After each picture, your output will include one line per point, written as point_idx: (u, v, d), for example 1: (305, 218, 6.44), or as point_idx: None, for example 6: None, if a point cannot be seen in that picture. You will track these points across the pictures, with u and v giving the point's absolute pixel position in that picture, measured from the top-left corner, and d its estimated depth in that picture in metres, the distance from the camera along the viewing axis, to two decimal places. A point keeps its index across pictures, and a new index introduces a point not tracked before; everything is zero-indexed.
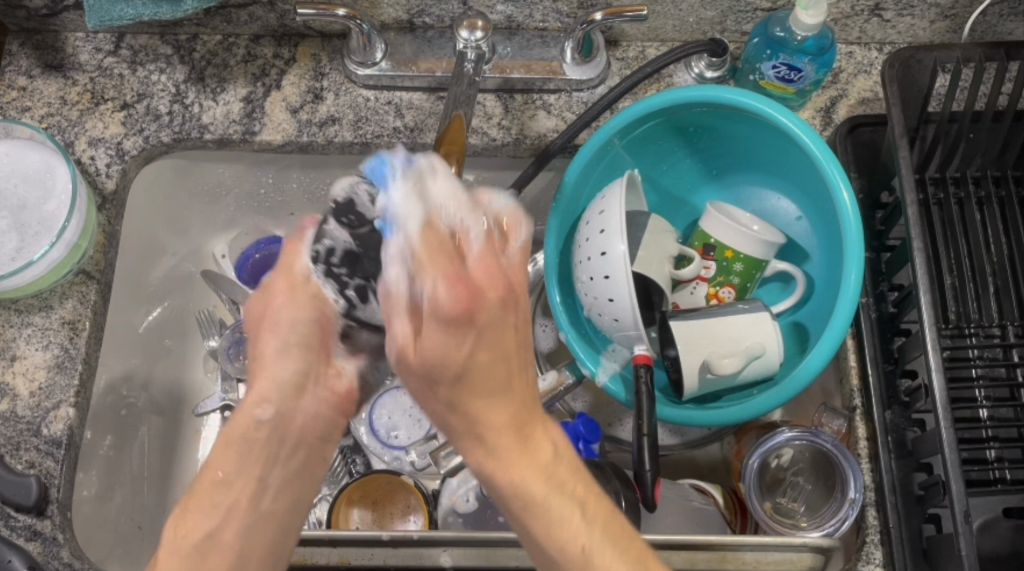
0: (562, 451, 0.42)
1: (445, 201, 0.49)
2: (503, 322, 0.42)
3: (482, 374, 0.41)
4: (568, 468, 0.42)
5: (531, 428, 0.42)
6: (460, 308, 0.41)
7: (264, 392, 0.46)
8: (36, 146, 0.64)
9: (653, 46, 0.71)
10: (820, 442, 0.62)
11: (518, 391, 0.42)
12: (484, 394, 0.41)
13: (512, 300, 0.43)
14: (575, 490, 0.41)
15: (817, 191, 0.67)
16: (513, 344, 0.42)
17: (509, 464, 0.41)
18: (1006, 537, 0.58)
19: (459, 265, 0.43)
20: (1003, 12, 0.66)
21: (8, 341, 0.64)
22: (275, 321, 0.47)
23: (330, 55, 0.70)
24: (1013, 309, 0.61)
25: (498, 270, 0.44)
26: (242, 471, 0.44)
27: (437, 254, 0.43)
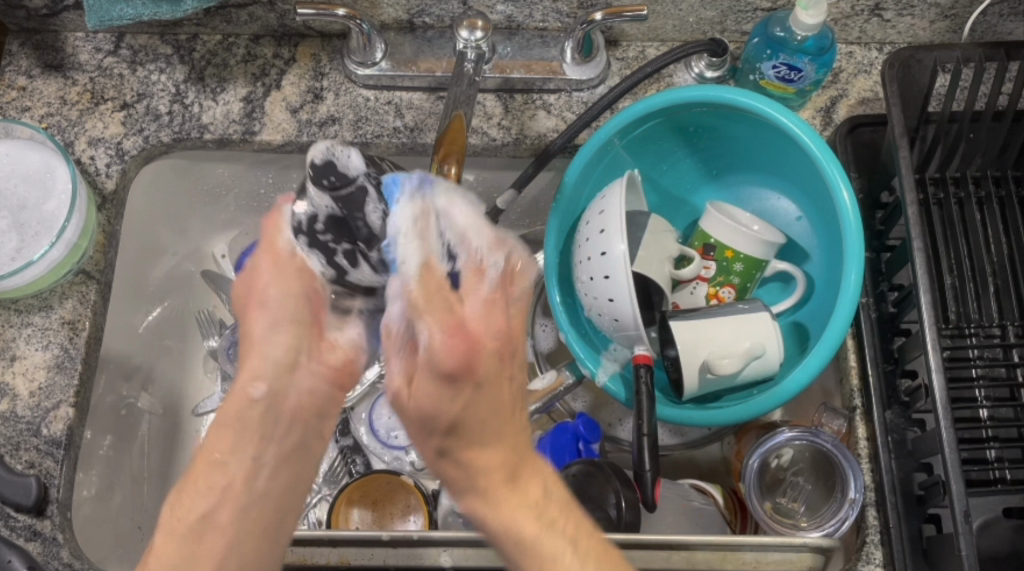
0: (552, 488, 0.43)
1: (464, 231, 0.50)
2: (499, 381, 0.44)
3: (476, 425, 0.43)
4: (560, 512, 0.42)
5: (521, 462, 0.43)
6: (456, 361, 0.43)
7: (256, 368, 0.49)
8: (36, 146, 0.64)
9: (654, 46, 0.71)
10: (820, 442, 0.62)
11: (512, 431, 0.44)
12: (475, 444, 0.42)
13: (507, 354, 0.45)
14: (566, 524, 0.41)
15: (817, 191, 0.67)
16: (509, 404, 0.44)
17: (500, 506, 0.41)
18: (1006, 537, 0.58)
19: (449, 307, 0.45)
20: (1004, 12, 0.66)
21: (8, 341, 0.64)
22: (259, 299, 0.50)
23: (330, 55, 0.70)
24: (1013, 309, 0.61)
25: (506, 327, 0.45)
26: (239, 447, 0.47)
27: (436, 298, 0.46)
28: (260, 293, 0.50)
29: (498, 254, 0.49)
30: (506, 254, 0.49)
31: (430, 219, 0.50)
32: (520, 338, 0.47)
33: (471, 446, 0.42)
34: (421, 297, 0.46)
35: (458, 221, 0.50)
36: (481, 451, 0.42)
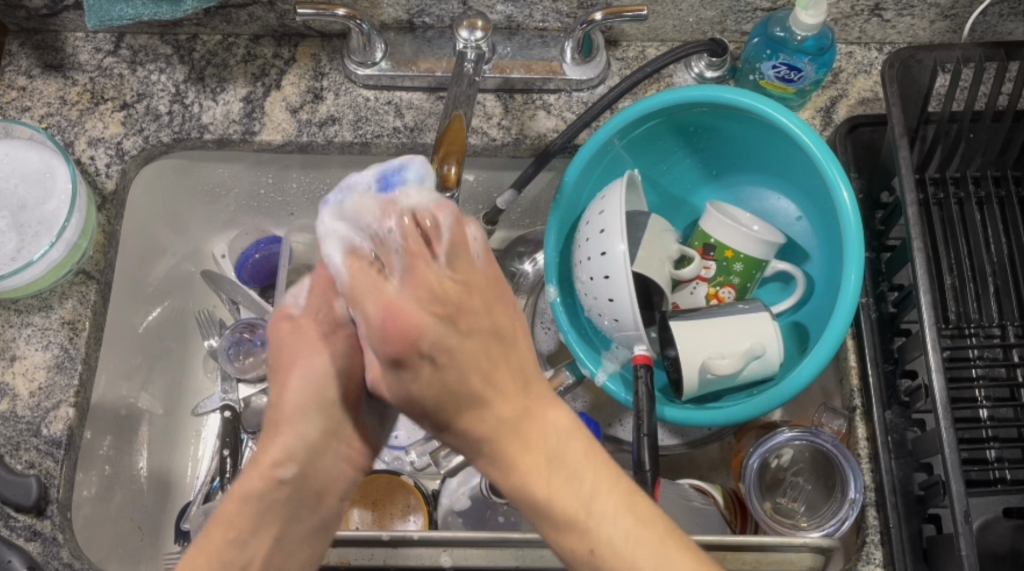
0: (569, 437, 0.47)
1: (362, 216, 0.44)
2: (471, 362, 0.43)
3: (463, 397, 0.44)
4: (575, 457, 0.46)
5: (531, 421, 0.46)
6: (412, 322, 0.41)
7: (287, 449, 0.51)
8: (36, 146, 0.64)
9: (653, 46, 0.71)
10: (820, 442, 0.62)
11: (512, 383, 0.45)
12: (472, 414, 0.45)
13: (456, 313, 0.42)
14: (583, 474, 0.46)
15: (817, 191, 0.67)
16: (496, 364, 0.45)
17: (519, 447, 0.46)
18: (1006, 537, 0.58)
19: (369, 281, 0.42)
20: (1003, 12, 0.66)
21: (8, 341, 0.64)
22: (308, 368, 0.52)
23: (330, 55, 0.70)
24: (1013, 309, 0.61)
25: (441, 288, 0.42)
26: (262, 528, 0.50)
27: (367, 280, 0.42)
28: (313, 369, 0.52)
29: (391, 215, 0.43)
30: (406, 211, 0.43)
31: (340, 210, 0.45)
32: (479, 283, 0.44)
33: (470, 416, 0.45)
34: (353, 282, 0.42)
35: (351, 203, 0.45)
36: (483, 422, 0.45)
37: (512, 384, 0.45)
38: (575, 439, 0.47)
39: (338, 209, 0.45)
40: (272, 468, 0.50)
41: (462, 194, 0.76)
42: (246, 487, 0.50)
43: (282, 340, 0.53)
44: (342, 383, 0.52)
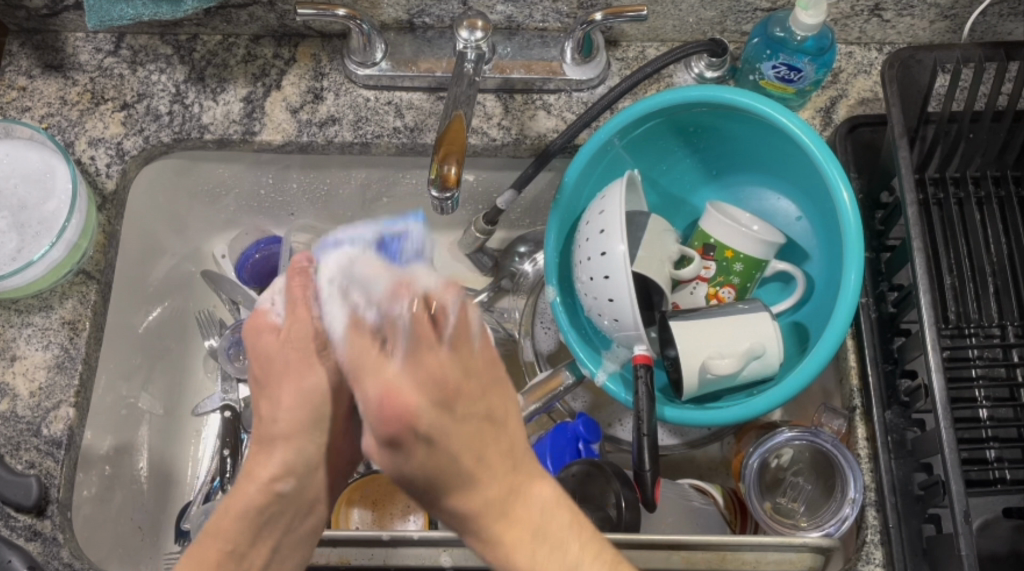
0: (552, 510, 0.46)
1: (371, 282, 0.51)
2: (447, 431, 0.45)
3: (456, 477, 0.45)
4: (557, 527, 0.46)
5: (521, 484, 0.46)
6: (412, 400, 0.44)
7: (287, 464, 0.52)
8: (36, 147, 0.64)
9: (654, 46, 0.71)
10: (820, 441, 0.62)
11: (492, 454, 0.46)
12: (457, 489, 0.45)
13: (448, 404, 0.45)
14: (570, 543, 0.45)
15: (817, 191, 0.67)
16: (475, 444, 0.46)
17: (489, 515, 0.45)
18: (1006, 537, 0.58)
19: (364, 355, 0.47)
20: (1004, 12, 0.66)
21: (8, 341, 0.64)
22: (303, 383, 0.53)
23: (330, 56, 0.71)
24: (1013, 310, 0.61)
25: (428, 377, 0.46)
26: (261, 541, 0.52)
27: (364, 358, 0.47)
28: (298, 376, 0.53)
29: (403, 296, 0.49)
30: (417, 292, 0.50)
31: (350, 272, 0.52)
32: (479, 369, 0.48)
33: (456, 497, 0.45)
34: (354, 359, 0.47)
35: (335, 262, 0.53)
36: (473, 499, 0.45)
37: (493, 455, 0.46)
38: (555, 514, 0.46)
39: (342, 254, 0.53)
40: (271, 482, 0.51)
41: (462, 194, 0.76)
42: (241, 502, 0.51)
43: (267, 349, 0.53)
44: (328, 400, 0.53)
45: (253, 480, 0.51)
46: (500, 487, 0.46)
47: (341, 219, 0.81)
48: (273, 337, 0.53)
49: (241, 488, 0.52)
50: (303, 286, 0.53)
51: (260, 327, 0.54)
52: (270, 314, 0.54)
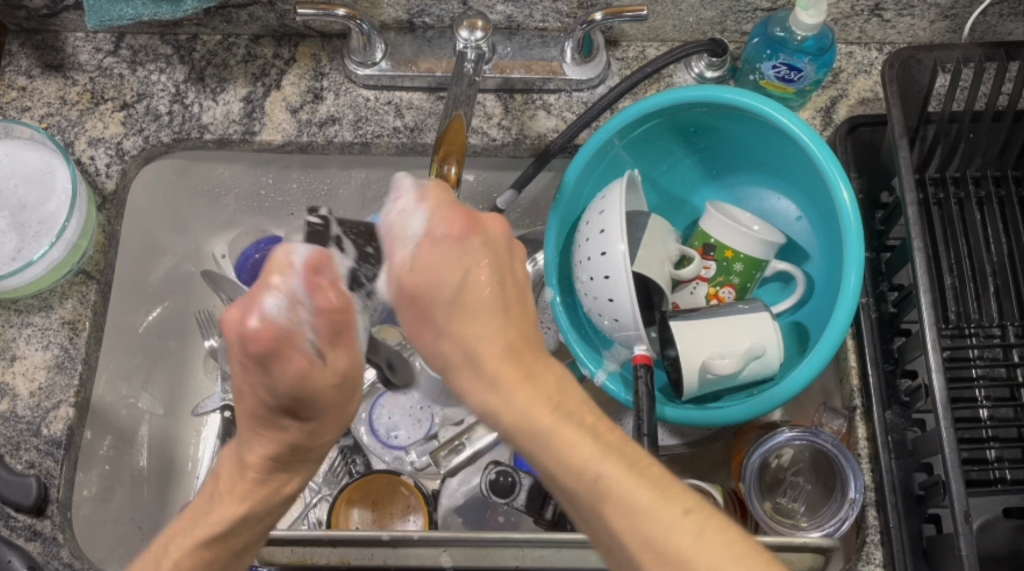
0: (563, 391, 0.43)
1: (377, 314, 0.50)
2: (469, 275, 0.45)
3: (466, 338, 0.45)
4: (575, 403, 0.42)
5: (529, 361, 0.43)
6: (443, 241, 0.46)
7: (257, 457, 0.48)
8: (36, 146, 0.64)
9: (653, 46, 0.71)
10: (820, 441, 0.61)
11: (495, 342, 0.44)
12: (466, 324, 0.44)
13: (460, 248, 0.45)
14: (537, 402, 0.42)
15: (817, 192, 0.67)
16: (501, 272, 0.46)
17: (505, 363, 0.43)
18: (1006, 537, 0.58)
19: (326, 304, 0.42)
20: (1003, 12, 0.66)
21: (8, 341, 0.64)
22: (341, 421, 0.47)
23: (330, 56, 0.70)
24: (1013, 309, 0.61)
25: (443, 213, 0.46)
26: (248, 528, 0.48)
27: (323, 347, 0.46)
28: (337, 408, 0.45)
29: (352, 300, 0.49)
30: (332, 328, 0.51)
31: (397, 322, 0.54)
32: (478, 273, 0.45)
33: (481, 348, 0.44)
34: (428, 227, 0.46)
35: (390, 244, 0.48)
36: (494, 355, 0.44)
37: (495, 323, 0.44)
38: (568, 394, 0.43)
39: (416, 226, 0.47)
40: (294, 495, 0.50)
41: (462, 194, 0.76)
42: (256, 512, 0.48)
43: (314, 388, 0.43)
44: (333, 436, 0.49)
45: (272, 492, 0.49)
46: (516, 367, 0.43)
47: None
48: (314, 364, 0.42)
49: (231, 483, 0.48)
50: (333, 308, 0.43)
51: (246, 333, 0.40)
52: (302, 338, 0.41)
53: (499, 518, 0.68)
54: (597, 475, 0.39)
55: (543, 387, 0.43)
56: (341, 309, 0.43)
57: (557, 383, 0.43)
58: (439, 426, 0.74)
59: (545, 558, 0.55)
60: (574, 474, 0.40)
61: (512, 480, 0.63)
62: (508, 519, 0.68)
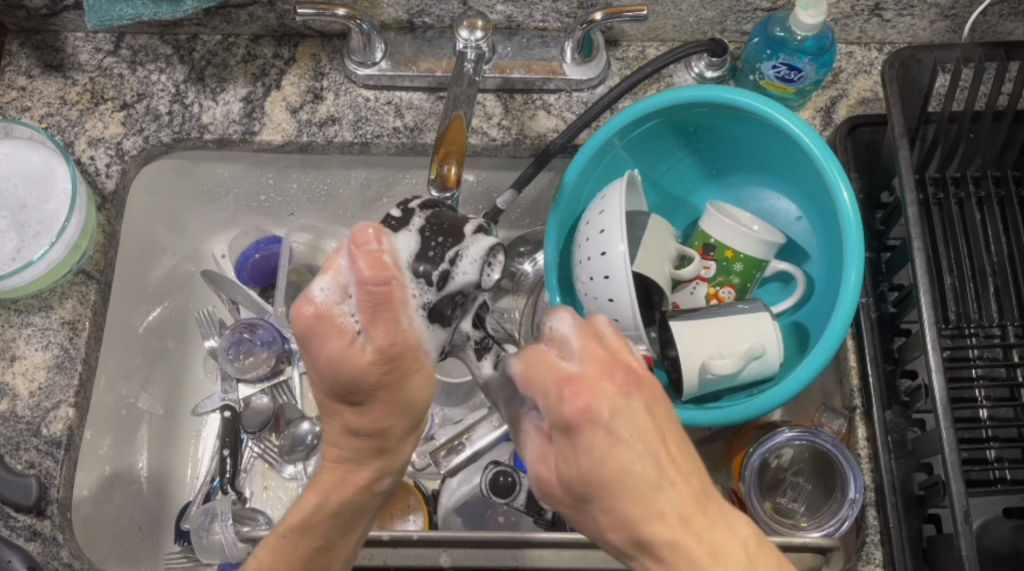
0: (755, 551, 0.37)
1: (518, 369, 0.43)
2: (632, 414, 0.37)
3: (601, 464, 0.36)
4: (665, 496, 0.36)
5: (712, 528, 0.36)
6: (612, 377, 0.38)
7: (380, 470, 0.46)
8: (36, 146, 0.64)
9: (654, 45, 0.71)
10: (820, 442, 0.61)
11: (636, 443, 0.36)
12: (614, 486, 0.36)
13: (633, 383, 0.38)
14: (670, 501, 0.36)
15: (818, 192, 0.67)
16: (613, 364, 0.38)
17: (629, 457, 0.36)
18: (1006, 537, 0.58)
19: (381, 327, 0.40)
20: (1004, 12, 0.66)
21: (8, 340, 0.64)
22: (393, 456, 0.46)
23: (330, 55, 0.70)
24: (1013, 309, 0.61)
25: (597, 352, 0.39)
26: (348, 528, 0.48)
27: (377, 318, 0.40)
28: (399, 394, 0.42)
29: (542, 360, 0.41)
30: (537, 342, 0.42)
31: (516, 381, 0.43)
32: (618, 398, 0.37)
33: (630, 487, 0.36)
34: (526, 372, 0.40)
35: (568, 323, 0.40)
36: (625, 470, 0.36)
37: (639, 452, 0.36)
38: (642, 468, 0.36)
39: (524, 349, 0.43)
40: (370, 485, 0.47)
41: (462, 194, 0.76)
42: (337, 502, 0.46)
43: (330, 355, 0.40)
44: (384, 374, 0.41)
45: (349, 479, 0.46)
46: (688, 503, 0.36)
47: (340, 218, 0.81)
48: (354, 354, 0.40)
49: (333, 487, 0.46)
50: (388, 292, 0.40)
51: (318, 330, 0.40)
52: (343, 318, 0.40)
53: (499, 518, 0.68)
54: None
55: (731, 558, 0.36)
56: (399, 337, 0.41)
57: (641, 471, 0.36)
58: (439, 426, 0.73)
59: (545, 557, 0.55)
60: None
61: (512, 480, 0.65)
62: (508, 519, 0.68)
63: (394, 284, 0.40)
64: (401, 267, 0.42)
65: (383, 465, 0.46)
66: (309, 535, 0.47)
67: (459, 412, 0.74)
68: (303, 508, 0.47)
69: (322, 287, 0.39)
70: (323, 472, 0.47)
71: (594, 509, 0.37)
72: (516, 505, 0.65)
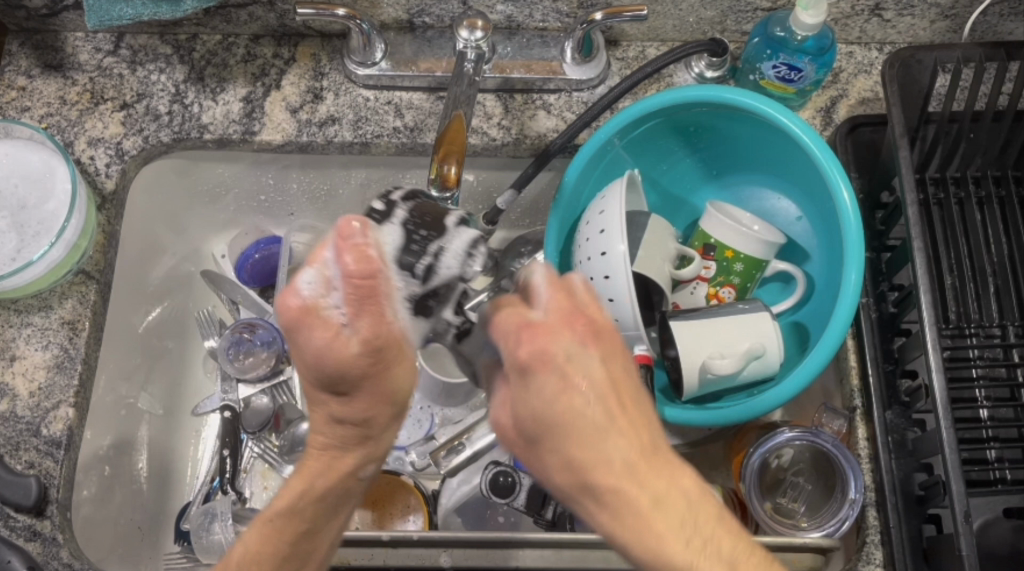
0: (698, 502, 0.37)
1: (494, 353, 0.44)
2: (585, 360, 0.39)
3: (552, 404, 0.38)
4: (611, 438, 0.37)
5: (655, 476, 0.37)
6: (571, 323, 0.40)
7: (365, 456, 0.46)
8: (36, 146, 0.64)
9: (653, 45, 0.71)
10: (820, 442, 0.61)
11: (586, 385, 0.38)
12: (564, 427, 0.38)
13: (591, 333, 0.40)
14: (615, 446, 0.37)
15: (818, 192, 0.67)
16: (575, 315, 0.40)
17: (577, 398, 0.38)
18: (1006, 538, 0.58)
19: (364, 317, 0.40)
20: (1004, 12, 0.66)
21: (7, 341, 0.63)
22: (378, 446, 0.46)
23: (330, 55, 0.70)
24: (1013, 309, 0.61)
25: (562, 304, 0.40)
26: (333, 518, 0.47)
27: (362, 306, 0.40)
28: (384, 382, 0.42)
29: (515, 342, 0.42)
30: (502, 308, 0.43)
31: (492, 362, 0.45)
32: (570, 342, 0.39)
33: (577, 427, 0.37)
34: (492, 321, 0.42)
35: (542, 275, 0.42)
36: (574, 410, 0.38)
37: (590, 395, 0.38)
38: (591, 408, 0.38)
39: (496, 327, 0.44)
40: (356, 471, 0.46)
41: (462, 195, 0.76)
42: (323, 488, 0.46)
43: (313, 348, 0.40)
44: (369, 365, 0.41)
45: (334, 466, 0.46)
46: (634, 448, 0.37)
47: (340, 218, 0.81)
48: (339, 344, 0.40)
49: (319, 472, 0.46)
50: (375, 282, 0.40)
51: (299, 319, 0.40)
52: (327, 308, 0.40)
53: (499, 518, 0.67)
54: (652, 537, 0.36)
55: (671, 504, 0.36)
56: (383, 327, 0.41)
57: (590, 412, 0.37)
58: (439, 427, 0.73)
59: (545, 557, 0.55)
60: (633, 515, 0.36)
61: (512, 481, 0.66)
62: (508, 519, 0.67)
63: (377, 277, 0.40)
64: (384, 260, 0.42)
65: (370, 451, 0.46)
66: (292, 521, 0.46)
67: (458, 412, 0.75)
68: (289, 492, 0.46)
69: (308, 278, 0.40)
70: (307, 456, 0.46)
71: (543, 450, 0.39)
72: (516, 505, 0.66)
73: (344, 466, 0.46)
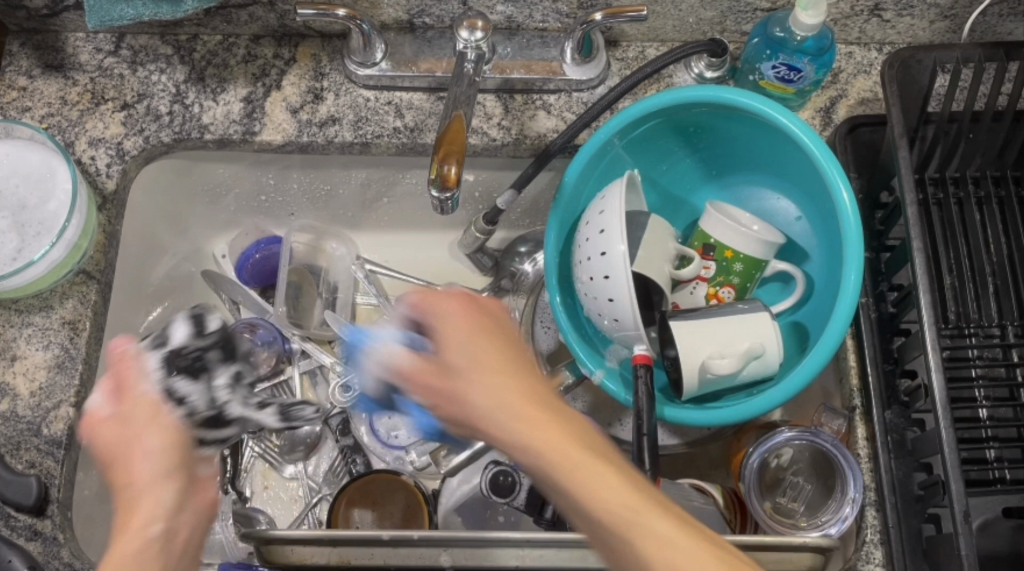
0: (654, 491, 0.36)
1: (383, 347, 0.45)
2: (495, 352, 0.41)
3: (487, 388, 0.39)
4: (558, 424, 0.37)
5: (584, 458, 0.36)
6: (478, 322, 0.42)
7: (159, 498, 0.39)
8: (36, 146, 0.65)
9: (653, 46, 0.71)
10: (820, 441, 0.62)
11: (514, 377, 0.39)
12: (497, 408, 0.38)
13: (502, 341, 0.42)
14: (560, 427, 0.37)
15: (818, 192, 0.67)
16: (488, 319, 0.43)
17: (508, 385, 0.39)
18: (1005, 538, 0.58)
19: (126, 387, 0.44)
20: (1004, 12, 0.66)
21: (8, 341, 0.64)
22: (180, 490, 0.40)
23: (330, 56, 0.71)
24: (1013, 309, 0.61)
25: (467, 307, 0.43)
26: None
27: (122, 374, 0.44)
28: (166, 445, 0.41)
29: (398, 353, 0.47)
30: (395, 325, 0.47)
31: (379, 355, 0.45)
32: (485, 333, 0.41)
33: (519, 411, 0.38)
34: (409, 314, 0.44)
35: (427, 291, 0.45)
36: (500, 391, 0.39)
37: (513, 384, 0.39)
38: (524, 397, 0.38)
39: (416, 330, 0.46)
40: (162, 523, 0.38)
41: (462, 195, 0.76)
42: (131, 545, 0.37)
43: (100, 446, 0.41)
44: (149, 436, 0.41)
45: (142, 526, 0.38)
46: (565, 430, 0.37)
47: (340, 218, 0.81)
48: (109, 424, 0.42)
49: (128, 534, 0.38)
50: (129, 365, 0.45)
51: (92, 417, 0.42)
52: (98, 405, 0.43)
53: (499, 518, 0.67)
54: (607, 511, 0.35)
55: (598, 482, 0.36)
56: (140, 395, 0.43)
57: (510, 395, 0.39)
58: None
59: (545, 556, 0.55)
60: (580, 490, 0.36)
61: (511, 480, 0.67)
62: (508, 519, 0.67)
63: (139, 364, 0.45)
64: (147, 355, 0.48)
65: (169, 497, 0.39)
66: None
67: None
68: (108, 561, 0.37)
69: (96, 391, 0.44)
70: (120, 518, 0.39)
71: (486, 435, 0.39)
72: (516, 504, 0.66)
73: (154, 511, 0.39)
